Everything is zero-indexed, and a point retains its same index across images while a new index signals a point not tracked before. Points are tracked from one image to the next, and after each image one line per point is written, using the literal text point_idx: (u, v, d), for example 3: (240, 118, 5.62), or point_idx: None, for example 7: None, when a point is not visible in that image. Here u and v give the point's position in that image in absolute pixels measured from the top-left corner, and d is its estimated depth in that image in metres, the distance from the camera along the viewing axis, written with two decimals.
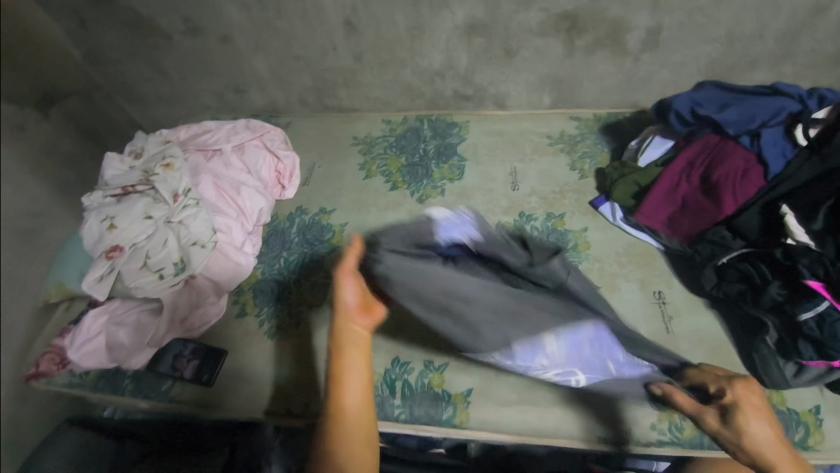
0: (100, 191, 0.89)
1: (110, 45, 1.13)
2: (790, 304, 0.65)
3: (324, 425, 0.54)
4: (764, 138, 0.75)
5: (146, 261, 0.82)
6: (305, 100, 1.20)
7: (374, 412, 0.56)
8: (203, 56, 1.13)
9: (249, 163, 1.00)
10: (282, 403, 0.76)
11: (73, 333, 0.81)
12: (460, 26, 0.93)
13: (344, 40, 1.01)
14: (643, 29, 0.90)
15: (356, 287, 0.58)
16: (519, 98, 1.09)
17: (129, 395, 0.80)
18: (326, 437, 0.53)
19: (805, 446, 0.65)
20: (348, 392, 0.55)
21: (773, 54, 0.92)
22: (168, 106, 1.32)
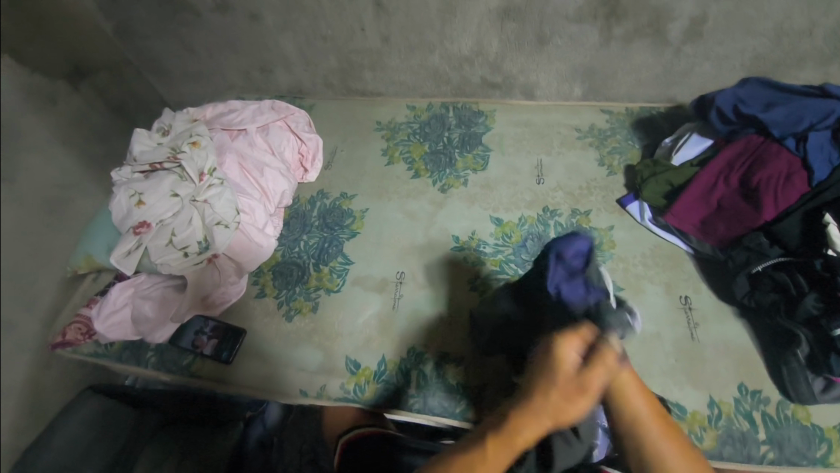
0: (129, 167, 0.91)
1: (139, 19, 1.13)
2: (826, 318, 0.63)
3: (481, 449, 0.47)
4: (810, 142, 0.71)
5: (171, 239, 0.84)
6: (330, 82, 1.19)
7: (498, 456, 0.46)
8: (230, 32, 1.12)
9: (273, 144, 1.00)
10: (296, 385, 0.78)
11: (101, 304, 0.83)
12: (493, 10, 0.90)
13: (373, 21, 0.98)
14: (687, 19, 0.85)
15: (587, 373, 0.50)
16: (548, 88, 1.05)
17: (151, 367, 0.83)
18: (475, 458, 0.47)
19: (828, 464, 0.63)
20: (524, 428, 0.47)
21: (823, 53, 0.86)
22: (195, 83, 1.33)
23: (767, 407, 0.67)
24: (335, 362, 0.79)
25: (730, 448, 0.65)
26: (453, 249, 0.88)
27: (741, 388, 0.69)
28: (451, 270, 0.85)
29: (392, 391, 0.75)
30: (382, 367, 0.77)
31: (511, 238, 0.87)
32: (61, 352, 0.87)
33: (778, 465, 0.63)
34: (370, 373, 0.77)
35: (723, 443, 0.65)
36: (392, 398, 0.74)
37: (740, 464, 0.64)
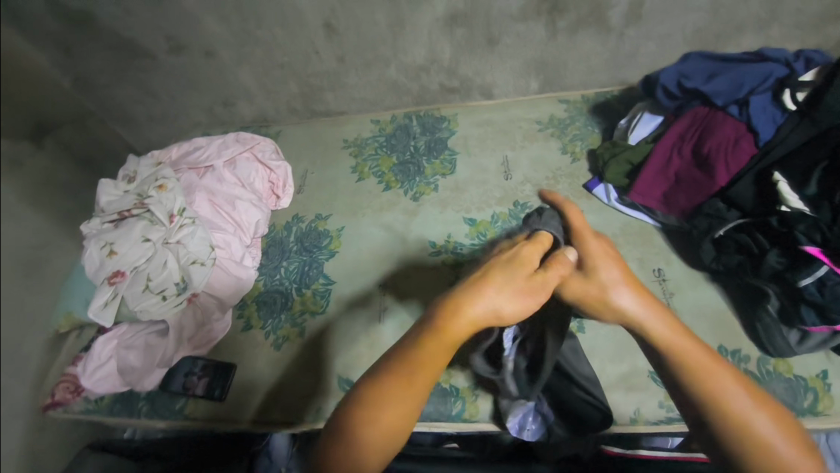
0: (98, 218, 0.90)
1: (96, 71, 1.13)
2: (790, 271, 0.66)
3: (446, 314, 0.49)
4: (752, 106, 0.74)
5: (148, 284, 0.84)
6: (293, 107, 1.21)
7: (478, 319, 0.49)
8: (187, 72, 1.13)
9: (242, 177, 1.01)
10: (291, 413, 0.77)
11: (85, 360, 0.83)
12: (441, 18, 0.91)
13: (325, 42, 0.99)
14: (625, 4, 0.87)
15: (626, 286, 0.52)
16: (505, 86, 1.08)
17: (145, 416, 0.82)
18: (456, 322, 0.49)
19: (816, 413, 0.65)
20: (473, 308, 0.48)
21: (759, 18, 0.90)
22: (160, 125, 1.34)
23: (749, 365, 0.69)
24: (329, 383, 0.78)
25: None
26: (432, 255, 0.89)
27: (721, 349, 0.71)
28: (432, 275, 0.86)
29: None
30: None
31: (486, 236, 0.89)
32: (54, 413, 0.85)
33: None
34: None
35: None
36: None
37: None
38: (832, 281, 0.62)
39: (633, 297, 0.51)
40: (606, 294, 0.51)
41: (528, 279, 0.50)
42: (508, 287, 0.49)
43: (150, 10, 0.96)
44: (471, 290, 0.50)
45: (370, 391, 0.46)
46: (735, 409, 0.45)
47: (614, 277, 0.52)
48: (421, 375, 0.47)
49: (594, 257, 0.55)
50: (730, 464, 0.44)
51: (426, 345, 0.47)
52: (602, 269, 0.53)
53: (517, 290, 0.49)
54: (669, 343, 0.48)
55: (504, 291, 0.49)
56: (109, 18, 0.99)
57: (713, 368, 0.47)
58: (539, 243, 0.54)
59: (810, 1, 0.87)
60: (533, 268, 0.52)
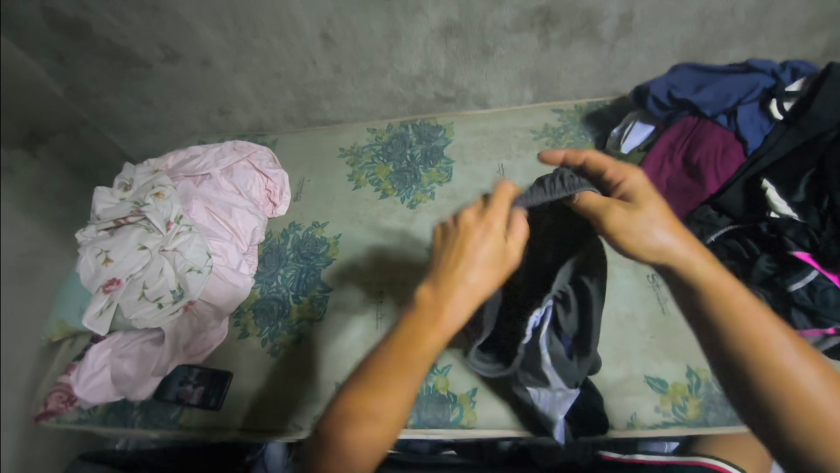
0: (93, 226, 0.90)
1: (92, 79, 1.14)
2: (780, 276, 0.67)
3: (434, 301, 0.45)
4: (740, 116, 0.76)
5: (143, 292, 0.83)
6: (289, 116, 1.22)
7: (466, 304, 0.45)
8: (184, 80, 1.13)
9: (239, 185, 1.01)
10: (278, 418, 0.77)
11: (77, 369, 0.82)
12: (436, 29, 0.93)
13: (322, 52, 1.00)
14: (616, 17, 0.90)
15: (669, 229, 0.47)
16: (500, 95, 1.10)
17: (139, 426, 0.81)
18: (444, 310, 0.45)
19: None
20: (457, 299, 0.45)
21: (745, 30, 0.93)
22: (156, 133, 1.34)
23: None
24: (326, 391, 0.78)
25: (714, 413, 0.67)
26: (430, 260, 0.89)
27: None
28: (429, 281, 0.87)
29: None
30: None
31: None
32: (45, 424, 0.84)
33: None
34: None
35: (706, 411, 0.67)
36: None
37: (726, 427, 0.66)
38: (822, 286, 0.64)
39: (682, 242, 0.47)
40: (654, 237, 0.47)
41: (498, 244, 0.47)
42: (477, 262, 0.46)
43: (147, 19, 0.97)
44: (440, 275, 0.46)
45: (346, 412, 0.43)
46: (779, 360, 0.43)
47: (661, 218, 0.48)
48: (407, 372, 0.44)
49: (640, 196, 0.49)
50: (763, 411, 0.44)
51: (402, 347, 0.44)
52: (650, 210, 0.48)
53: (489, 263, 0.46)
54: (713, 290, 0.46)
55: (478, 269, 0.46)
56: (106, 27, 1.00)
57: (763, 323, 0.44)
58: (502, 196, 0.49)
59: (795, 14, 0.90)
60: (500, 233, 0.47)
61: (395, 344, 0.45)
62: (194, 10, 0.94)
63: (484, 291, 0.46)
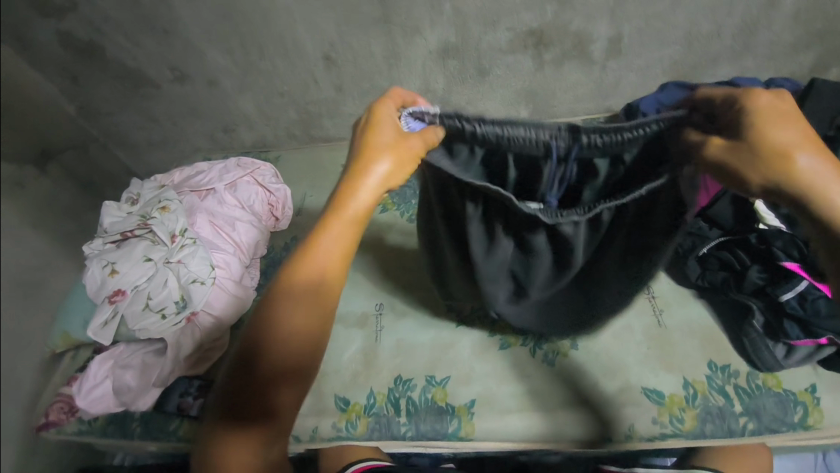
0: (100, 239, 0.92)
1: (102, 99, 1.18)
2: (771, 286, 0.69)
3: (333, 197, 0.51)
4: None
5: (147, 303, 0.85)
6: (292, 133, 1.26)
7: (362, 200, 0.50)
8: (191, 100, 1.18)
9: (242, 199, 1.02)
10: None
11: (80, 380, 0.83)
12: (433, 50, 0.96)
13: (325, 72, 1.04)
14: (605, 39, 0.94)
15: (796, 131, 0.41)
16: (496, 113, 1.13)
17: (138, 438, 0.81)
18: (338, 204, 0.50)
19: (806, 426, 0.67)
20: (357, 195, 0.50)
21: (732, 50, 0.97)
22: (162, 150, 1.38)
23: (738, 380, 0.71)
24: (325, 402, 0.78)
25: (710, 425, 0.68)
26: None
27: (711, 365, 0.73)
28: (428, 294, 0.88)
29: (383, 423, 0.75)
30: (371, 399, 0.77)
31: None
32: (45, 435, 0.85)
33: (759, 435, 0.67)
34: (360, 408, 0.77)
35: (703, 422, 0.68)
36: (384, 430, 0.74)
37: (723, 438, 0.67)
38: (812, 296, 0.66)
39: (821, 160, 0.41)
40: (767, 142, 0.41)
41: (393, 135, 0.50)
42: (377, 151, 0.49)
43: (157, 42, 1.02)
44: (343, 180, 0.51)
45: (259, 314, 0.47)
46: None
47: (796, 139, 0.41)
48: (311, 266, 0.48)
49: (768, 112, 0.41)
50: None
51: (308, 248, 0.49)
52: (776, 129, 0.41)
53: (388, 149, 0.49)
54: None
55: (379, 164, 0.49)
56: (118, 50, 1.04)
57: None
58: (390, 96, 0.53)
59: (780, 34, 0.94)
60: (396, 126, 0.51)
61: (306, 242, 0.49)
62: (203, 33, 0.98)
63: (385, 186, 0.51)
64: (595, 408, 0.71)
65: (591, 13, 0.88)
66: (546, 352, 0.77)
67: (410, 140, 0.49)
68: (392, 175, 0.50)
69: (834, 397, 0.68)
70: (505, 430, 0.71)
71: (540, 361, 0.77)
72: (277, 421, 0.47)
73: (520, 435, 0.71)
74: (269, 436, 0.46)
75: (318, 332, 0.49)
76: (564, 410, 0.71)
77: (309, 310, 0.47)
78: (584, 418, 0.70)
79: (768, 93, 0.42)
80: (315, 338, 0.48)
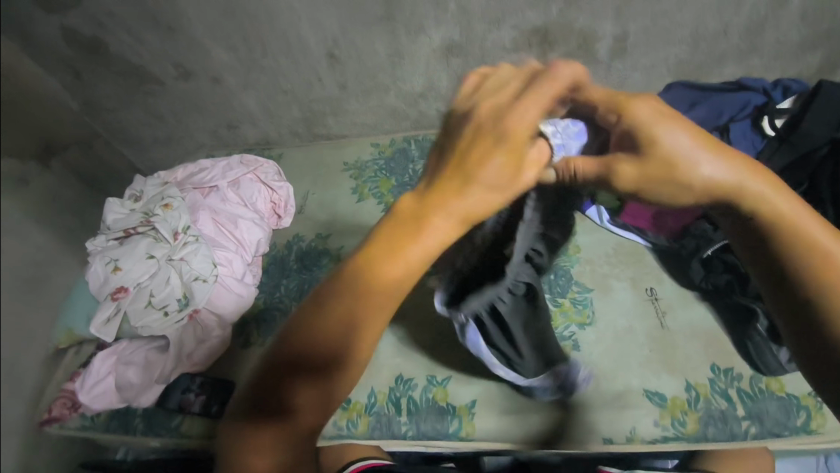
0: (104, 236, 0.93)
1: (106, 95, 1.18)
2: None
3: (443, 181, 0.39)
4: (732, 133, 0.81)
5: (150, 300, 0.85)
6: (295, 131, 1.26)
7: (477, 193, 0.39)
8: (195, 97, 1.17)
9: (245, 197, 1.03)
10: None
11: (83, 376, 0.83)
12: (437, 48, 0.96)
13: (328, 70, 1.04)
14: (611, 38, 0.93)
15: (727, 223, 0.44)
16: None
17: (140, 434, 0.82)
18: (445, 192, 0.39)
19: (810, 431, 0.66)
20: (478, 184, 0.39)
21: (739, 49, 0.96)
22: (166, 147, 1.38)
23: (742, 383, 0.70)
24: None
25: (712, 428, 0.67)
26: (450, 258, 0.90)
27: (714, 368, 0.72)
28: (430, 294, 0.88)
29: (384, 422, 0.75)
30: (372, 398, 0.77)
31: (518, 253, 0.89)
32: (49, 430, 0.85)
33: (762, 439, 0.66)
34: (361, 407, 0.77)
35: (705, 425, 0.67)
36: (385, 430, 0.74)
37: (725, 442, 0.66)
38: None
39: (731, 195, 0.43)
40: (693, 179, 0.41)
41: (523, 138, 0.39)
42: (483, 167, 0.39)
43: (160, 39, 1.01)
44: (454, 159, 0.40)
45: (323, 308, 0.37)
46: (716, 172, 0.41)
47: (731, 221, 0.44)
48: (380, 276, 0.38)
49: (652, 124, 0.41)
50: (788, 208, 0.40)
51: (399, 238, 0.39)
52: (700, 158, 0.41)
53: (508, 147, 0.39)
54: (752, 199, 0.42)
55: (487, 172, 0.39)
56: (121, 46, 1.04)
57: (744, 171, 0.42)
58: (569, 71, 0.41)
59: (788, 33, 0.93)
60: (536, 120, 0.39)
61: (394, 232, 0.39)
62: (206, 30, 0.98)
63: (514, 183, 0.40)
64: (597, 410, 0.71)
65: (596, 12, 0.87)
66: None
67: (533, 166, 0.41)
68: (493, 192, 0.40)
69: None
70: (506, 430, 0.71)
71: None
72: (298, 425, 0.37)
73: (520, 437, 0.71)
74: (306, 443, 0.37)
75: (353, 337, 0.37)
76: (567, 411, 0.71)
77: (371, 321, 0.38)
78: (586, 420, 0.70)
79: (649, 101, 0.43)
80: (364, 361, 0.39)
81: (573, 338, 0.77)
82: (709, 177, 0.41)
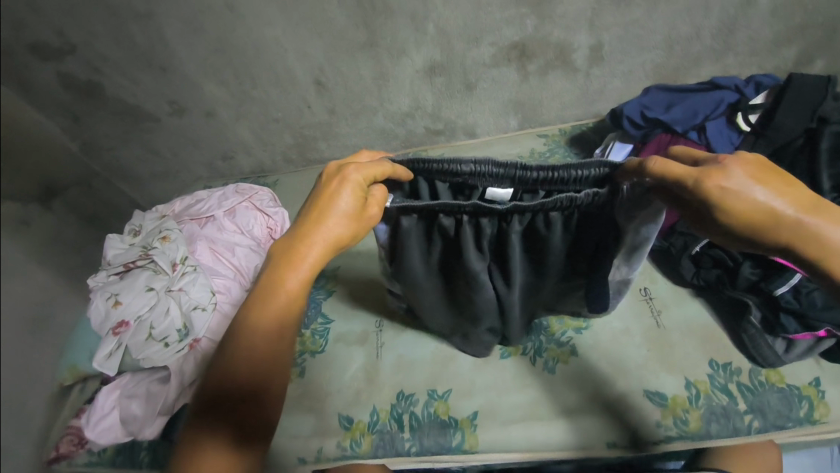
0: (104, 271, 0.95)
1: (104, 135, 1.22)
2: (765, 281, 0.72)
3: (295, 235, 0.53)
4: (709, 131, 0.86)
5: (150, 332, 0.86)
6: (289, 157, 1.29)
7: (331, 240, 0.53)
8: (190, 131, 1.21)
9: (241, 224, 1.04)
10: None
11: (89, 411, 0.84)
12: (420, 69, 0.99)
13: (316, 97, 1.07)
14: (586, 48, 0.96)
15: (772, 238, 0.40)
16: (486, 125, 1.16)
17: (146, 467, 0.82)
18: (296, 245, 0.53)
19: (813, 421, 0.66)
20: (327, 230, 0.52)
21: (713, 49, 0.98)
22: (164, 181, 1.42)
23: (741, 377, 0.70)
24: (328, 421, 0.78)
25: (715, 425, 0.67)
26: None
27: (712, 364, 0.72)
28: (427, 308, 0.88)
29: (387, 439, 0.74)
30: (374, 417, 0.77)
31: (549, 160, 1.10)
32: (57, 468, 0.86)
33: (766, 433, 0.66)
34: (364, 426, 0.76)
35: (708, 422, 0.67)
36: (389, 447, 0.74)
37: (729, 438, 0.66)
38: (806, 288, 0.69)
39: (783, 199, 0.40)
40: (766, 208, 0.40)
41: (356, 195, 0.53)
42: (335, 217, 0.52)
43: (154, 79, 1.06)
44: (308, 216, 0.53)
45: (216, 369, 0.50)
46: (776, 211, 0.40)
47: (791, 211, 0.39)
48: (270, 307, 0.51)
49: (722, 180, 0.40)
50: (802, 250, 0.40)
51: (279, 273, 0.52)
52: (755, 190, 0.40)
53: (349, 215, 0.52)
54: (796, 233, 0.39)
55: (335, 219, 0.52)
56: (117, 88, 1.08)
57: (771, 215, 0.40)
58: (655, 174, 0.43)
59: (760, 30, 0.95)
60: (360, 183, 0.53)
61: (267, 280, 0.52)
62: (197, 68, 1.02)
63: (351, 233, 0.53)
64: (602, 413, 0.70)
65: (569, 24, 0.90)
66: (546, 360, 0.77)
67: (370, 208, 0.54)
68: (339, 231, 0.53)
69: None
70: (509, 441, 0.71)
71: (540, 368, 0.77)
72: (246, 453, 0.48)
73: (524, 445, 0.70)
74: (242, 446, 0.47)
75: (264, 373, 0.50)
76: (575, 417, 0.71)
77: (267, 338, 0.50)
78: (590, 423, 0.70)
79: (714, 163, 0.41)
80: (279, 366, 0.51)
81: (570, 343, 0.78)
82: (765, 204, 0.40)
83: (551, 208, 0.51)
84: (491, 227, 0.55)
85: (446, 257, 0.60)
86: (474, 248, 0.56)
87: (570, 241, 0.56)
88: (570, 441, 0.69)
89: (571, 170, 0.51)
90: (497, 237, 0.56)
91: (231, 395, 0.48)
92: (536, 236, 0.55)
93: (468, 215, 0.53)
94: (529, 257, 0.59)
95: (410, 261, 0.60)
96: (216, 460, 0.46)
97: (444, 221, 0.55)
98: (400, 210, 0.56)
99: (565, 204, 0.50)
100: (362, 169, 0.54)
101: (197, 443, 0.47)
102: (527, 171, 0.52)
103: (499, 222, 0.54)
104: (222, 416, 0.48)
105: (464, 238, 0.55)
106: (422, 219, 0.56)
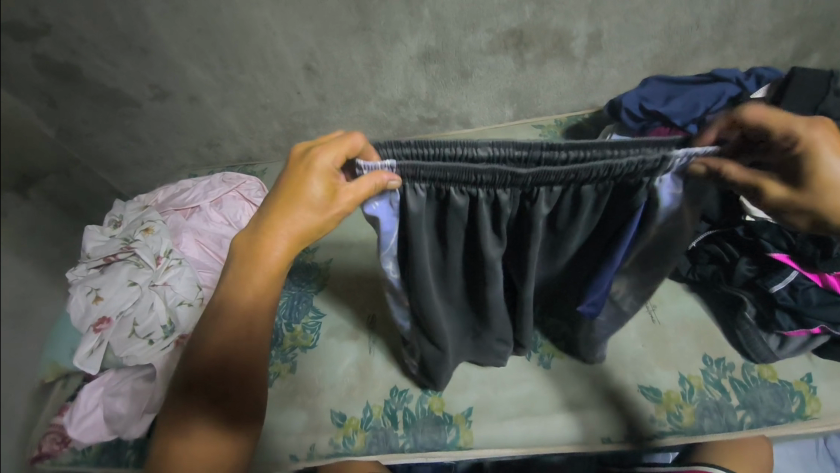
0: (84, 264, 0.91)
1: (82, 121, 1.16)
2: (761, 278, 0.70)
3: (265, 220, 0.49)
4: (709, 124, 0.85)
5: (134, 329, 0.83)
6: (277, 145, 1.25)
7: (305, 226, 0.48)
8: (173, 116, 1.16)
9: (228, 215, 1.01)
10: None
11: (71, 410, 0.81)
12: (414, 56, 0.95)
13: (306, 83, 1.04)
14: (584, 36, 0.93)
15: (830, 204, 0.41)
16: (481, 114, 1.13)
17: (133, 465, 0.80)
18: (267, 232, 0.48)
19: (804, 416, 0.66)
20: (300, 217, 0.48)
21: (713, 41, 0.97)
22: (147, 169, 1.37)
23: (734, 373, 0.71)
24: (320, 417, 0.77)
25: (709, 420, 0.67)
26: None
27: (706, 359, 0.72)
28: None
29: (381, 436, 0.73)
30: (368, 413, 0.76)
31: None
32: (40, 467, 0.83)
33: (758, 428, 0.66)
34: (357, 422, 0.75)
35: (701, 418, 0.67)
36: (383, 444, 0.73)
37: (721, 433, 0.66)
38: (802, 286, 0.68)
39: None
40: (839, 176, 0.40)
41: (328, 182, 0.48)
42: (308, 201, 0.48)
43: (133, 62, 1.00)
44: (277, 200, 0.49)
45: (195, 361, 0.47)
46: None
47: None
48: (244, 296, 0.48)
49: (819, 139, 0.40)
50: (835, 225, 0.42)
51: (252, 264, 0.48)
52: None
53: (320, 200, 0.48)
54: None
55: (308, 204, 0.48)
56: (94, 70, 1.02)
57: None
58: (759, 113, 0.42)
59: (760, 22, 0.94)
60: (332, 168, 0.48)
61: (240, 269, 0.48)
62: (180, 50, 0.97)
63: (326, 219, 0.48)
64: (598, 408, 0.70)
65: (569, 11, 0.88)
66: (541, 355, 0.77)
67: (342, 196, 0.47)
68: (312, 218, 0.48)
69: (830, 385, 0.68)
70: (504, 436, 0.71)
71: (536, 364, 0.76)
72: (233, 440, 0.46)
73: (519, 441, 0.70)
74: (230, 432, 0.46)
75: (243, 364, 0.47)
76: (572, 413, 0.70)
77: (243, 327, 0.48)
78: (585, 418, 0.70)
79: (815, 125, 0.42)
80: (259, 354, 0.49)
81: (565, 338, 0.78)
82: None
83: (584, 180, 0.46)
84: (508, 200, 0.48)
85: (463, 247, 0.54)
86: (493, 231, 0.51)
87: (595, 220, 0.52)
88: (565, 437, 0.69)
89: (605, 149, 0.47)
90: (522, 218, 0.51)
91: (212, 383, 0.47)
92: (554, 218, 0.51)
93: (485, 189, 0.47)
94: (553, 240, 0.55)
95: (422, 261, 0.53)
96: (202, 444, 0.45)
97: (460, 203, 0.49)
98: (409, 174, 0.48)
99: (604, 175, 0.45)
100: (330, 149, 0.48)
101: (184, 430, 0.45)
102: (554, 150, 0.47)
103: (521, 200, 0.49)
104: (206, 406, 0.46)
105: (482, 220, 0.50)
106: (432, 197, 0.50)
